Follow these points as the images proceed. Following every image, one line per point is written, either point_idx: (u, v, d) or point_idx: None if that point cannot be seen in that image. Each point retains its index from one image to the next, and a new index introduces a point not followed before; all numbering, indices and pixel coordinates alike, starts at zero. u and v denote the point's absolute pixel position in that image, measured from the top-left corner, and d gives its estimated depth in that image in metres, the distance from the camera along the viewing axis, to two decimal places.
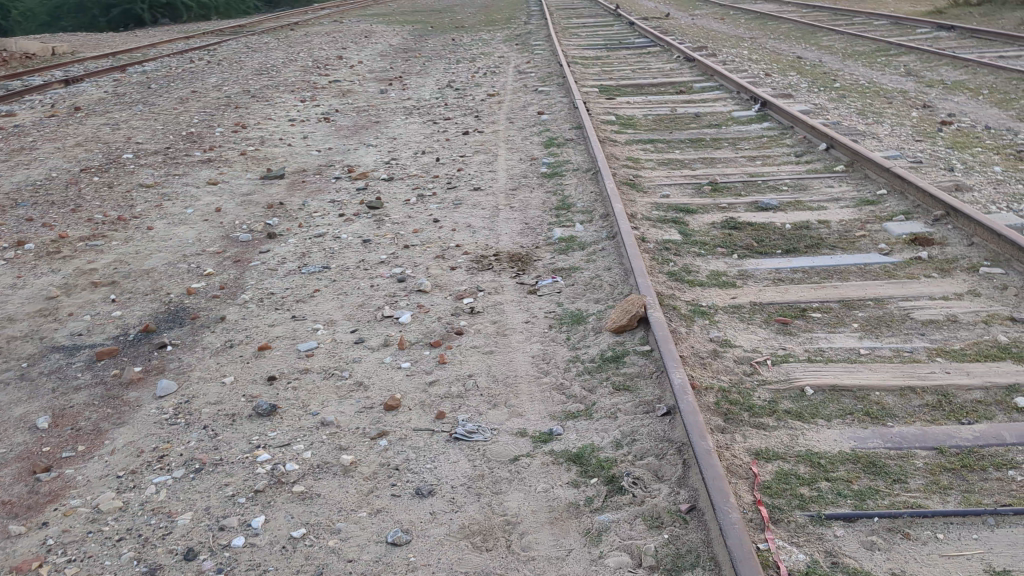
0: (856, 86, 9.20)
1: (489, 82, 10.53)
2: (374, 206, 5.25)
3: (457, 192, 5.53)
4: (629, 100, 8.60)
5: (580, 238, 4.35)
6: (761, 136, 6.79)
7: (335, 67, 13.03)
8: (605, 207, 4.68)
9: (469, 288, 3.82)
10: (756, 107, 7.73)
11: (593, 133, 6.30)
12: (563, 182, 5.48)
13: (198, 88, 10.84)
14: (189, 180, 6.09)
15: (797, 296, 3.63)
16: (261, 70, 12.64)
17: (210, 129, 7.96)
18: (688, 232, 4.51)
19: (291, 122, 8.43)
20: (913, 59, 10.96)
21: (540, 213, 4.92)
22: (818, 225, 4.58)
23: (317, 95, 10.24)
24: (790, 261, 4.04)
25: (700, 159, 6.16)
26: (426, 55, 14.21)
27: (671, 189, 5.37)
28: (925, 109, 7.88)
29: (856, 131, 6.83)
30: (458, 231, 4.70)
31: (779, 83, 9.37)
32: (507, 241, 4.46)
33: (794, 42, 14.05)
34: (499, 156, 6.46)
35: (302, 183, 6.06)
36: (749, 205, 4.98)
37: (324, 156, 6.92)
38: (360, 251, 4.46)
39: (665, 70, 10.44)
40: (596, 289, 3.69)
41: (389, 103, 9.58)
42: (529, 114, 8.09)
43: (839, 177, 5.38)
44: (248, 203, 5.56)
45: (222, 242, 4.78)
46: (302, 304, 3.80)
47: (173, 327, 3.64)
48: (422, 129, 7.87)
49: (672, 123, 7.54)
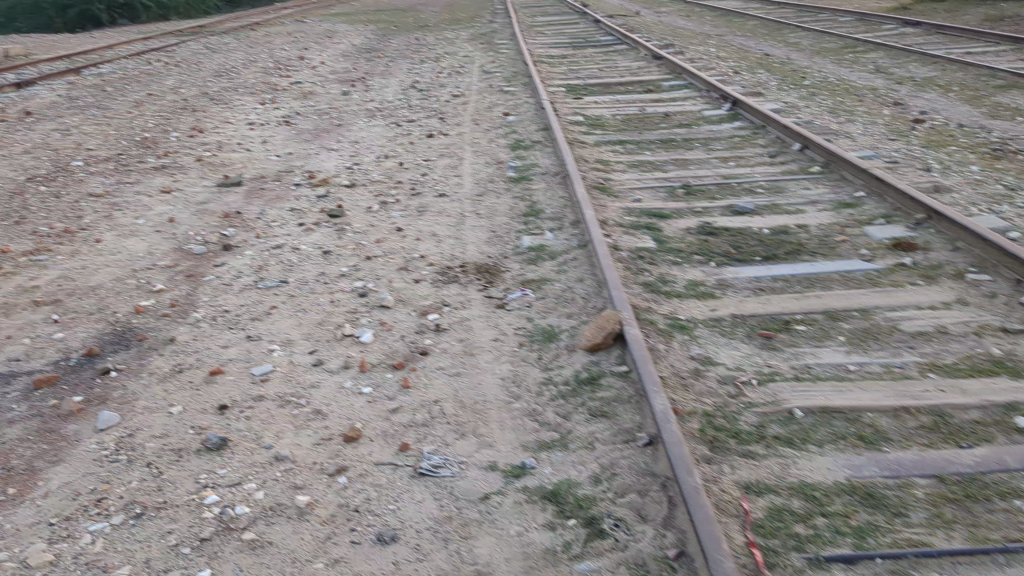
0: (826, 83, 9.10)
1: (454, 82, 10.32)
2: (335, 214, 5.03)
3: (422, 198, 5.32)
4: (596, 100, 8.43)
5: (551, 247, 4.16)
6: (733, 136, 6.64)
7: (297, 67, 12.75)
8: (577, 213, 4.49)
9: (435, 302, 3.62)
10: (727, 106, 7.59)
11: (562, 135, 6.11)
12: (532, 186, 5.30)
13: (154, 91, 10.52)
14: (142, 189, 5.83)
15: (778, 307, 3.47)
16: (220, 72, 12.34)
17: (166, 134, 7.68)
18: (662, 238, 4.34)
19: (250, 126, 8.17)
20: (881, 56, 10.90)
21: (508, 220, 4.73)
22: (796, 230, 4.42)
23: (277, 97, 9.98)
24: (770, 269, 3.88)
25: (671, 160, 6.00)
26: (390, 55, 13.96)
27: (643, 193, 5.20)
28: (897, 106, 7.78)
29: (829, 130, 6.70)
30: (423, 240, 4.49)
31: (749, 80, 9.25)
32: (474, 251, 4.26)
33: (761, 39, 13.95)
34: (464, 159, 6.26)
35: (261, 190, 5.82)
36: (724, 209, 4.82)
37: (284, 161, 6.67)
38: (319, 264, 4.24)
39: (632, 68, 10.29)
40: (568, 302, 3.50)
41: (352, 104, 9.34)
42: (495, 115, 7.89)
43: (815, 178, 5.24)
44: (203, 213, 5.31)
45: (175, 255, 4.53)
46: (258, 322, 3.57)
47: (118, 350, 3.39)
48: (385, 131, 7.65)
49: (642, 123, 7.37)
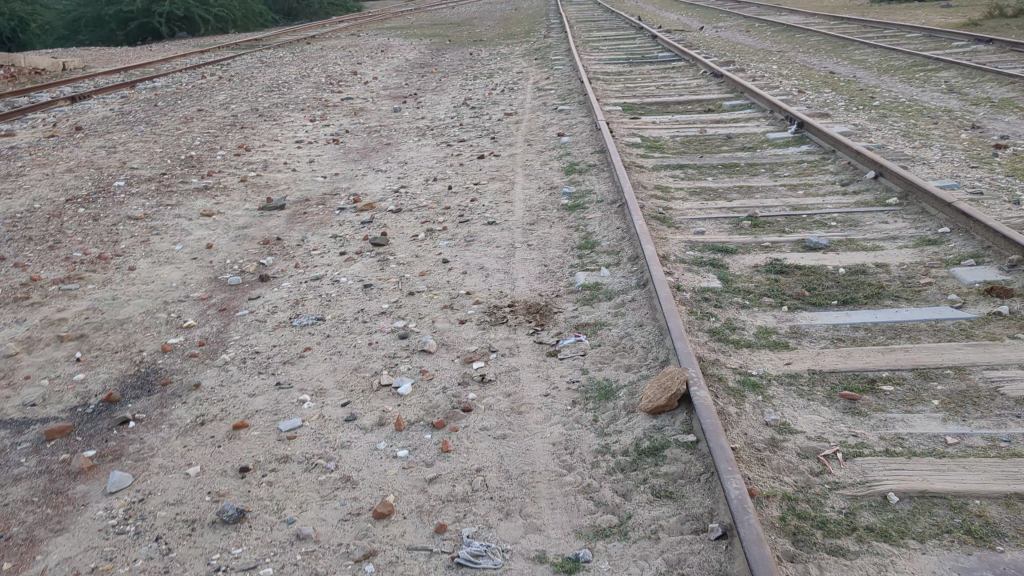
0: (897, 104, 8.68)
1: (507, 100, 10.08)
2: (378, 243, 4.77)
3: (470, 226, 5.05)
4: (654, 120, 8.11)
5: (607, 285, 3.85)
6: (800, 162, 6.27)
7: (349, 83, 12.61)
8: (635, 247, 4.17)
9: (481, 347, 3.33)
10: (793, 128, 7.22)
11: (618, 160, 5.80)
12: (586, 215, 4.99)
13: (205, 107, 10.42)
14: (182, 211, 5.64)
15: (862, 363, 3.11)
16: (273, 87, 12.26)
17: (211, 152, 7.52)
18: (728, 276, 4.00)
19: (298, 145, 7.98)
20: (954, 74, 10.43)
21: (560, 253, 4.42)
22: (875, 269, 4.06)
23: (327, 114, 9.81)
24: (850, 316, 3.53)
25: (735, 188, 5.66)
26: (443, 70, 13.78)
27: (706, 224, 4.86)
28: (974, 130, 7.35)
29: (904, 156, 6.30)
30: (470, 274, 4.21)
31: (815, 101, 8.86)
32: (524, 288, 3.97)
33: (825, 55, 13.51)
34: (516, 184, 5.98)
35: (303, 214, 5.60)
36: (794, 244, 4.47)
37: (329, 183, 6.45)
38: (358, 299, 3.98)
39: (691, 86, 9.95)
40: (626, 352, 3.18)
41: (402, 122, 9.14)
42: (548, 136, 7.61)
43: (893, 211, 4.86)
44: (242, 239, 5.09)
45: (209, 286, 4.31)
46: (290, 366, 3.31)
47: (139, 396, 3.15)
48: (434, 152, 7.40)
49: (702, 145, 7.04)
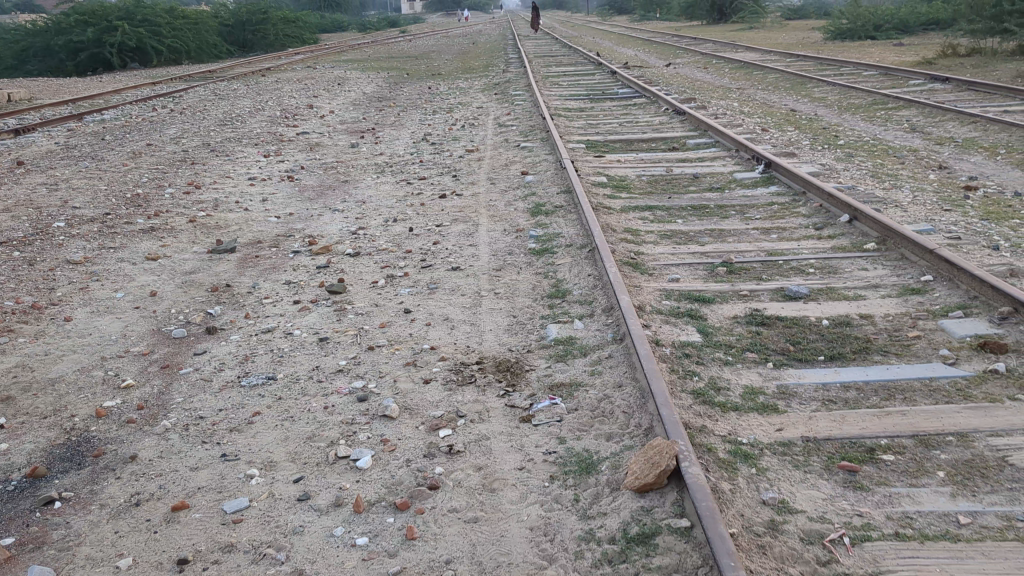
0: (861, 143, 8.62)
1: (468, 136, 9.88)
2: (335, 290, 4.50)
3: (433, 271, 4.79)
4: (619, 158, 7.94)
5: (580, 340, 3.61)
6: (771, 204, 6.11)
7: (305, 117, 12.32)
8: (609, 297, 3.95)
9: (448, 410, 3.07)
10: (760, 168, 7.09)
11: (586, 201, 5.59)
12: (555, 260, 4.76)
13: (155, 141, 10.08)
14: (125, 255, 5.31)
15: (859, 429, 2.90)
16: (227, 120, 11.95)
17: (159, 190, 7.19)
18: (708, 329, 3.79)
19: (251, 182, 7.68)
20: (915, 113, 10.44)
21: (529, 302, 4.18)
22: (860, 322, 3.88)
23: (282, 150, 9.53)
24: (840, 375, 3.32)
25: (706, 231, 5.47)
26: (401, 105, 13.55)
27: (680, 270, 4.66)
28: (942, 171, 7.28)
29: (875, 198, 6.18)
30: (434, 326, 3.95)
31: (779, 139, 8.77)
32: (492, 341, 3.72)
33: (784, 92, 13.52)
34: (480, 225, 5.74)
35: (256, 257, 5.30)
36: (773, 292, 4.28)
37: (284, 224, 6.16)
38: (313, 355, 3.70)
39: (654, 123, 9.84)
40: (606, 418, 2.93)
41: (360, 158, 8.88)
42: (511, 174, 7.39)
43: (873, 258, 4.70)
44: (188, 286, 4.78)
45: (152, 340, 4.00)
46: (237, 434, 3.02)
47: (68, 470, 2.84)
48: (394, 190, 7.15)
49: (669, 185, 6.87)
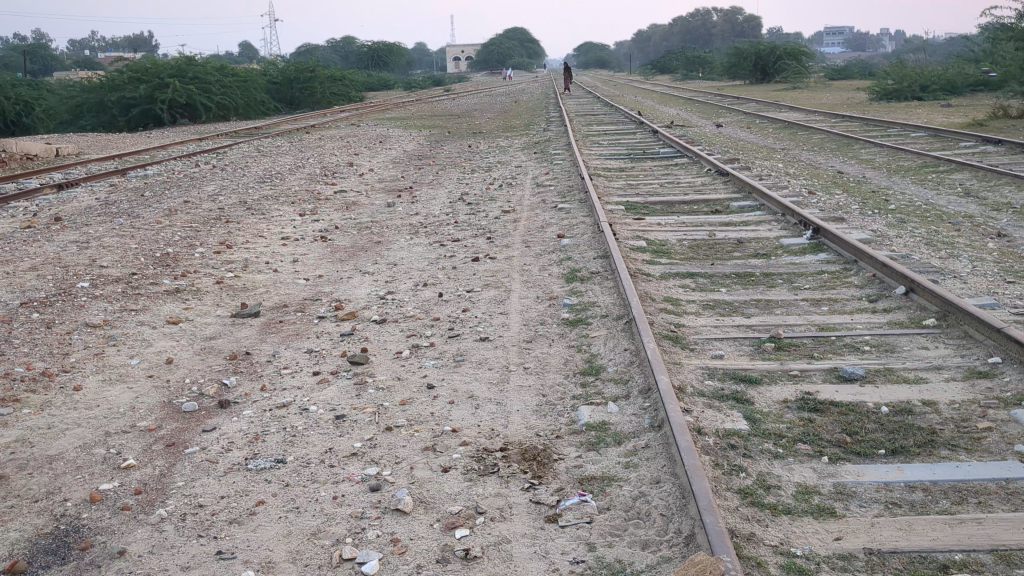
0: (913, 208, 8.29)
1: (506, 196, 9.70)
2: (356, 361, 4.26)
3: (462, 341, 4.55)
4: (659, 221, 7.68)
5: (615, 425, 3.33)
6: (820, 272, 5.80)
7: (344, 175, 12.23)
8: (646, 376, 3.67)
9: (467, 506, 2.80)
10: (808, 234, 6.80)
11: (624, 268, 5.33)
12: (590, 331, 4.50)
13: (192, 198, 10.03)
14: (146, 319, 5.12)
15: (928, 540, 2.59)
16: (265, 177, 11.90)
17: (190, 249, 7.05)
18: (755, 414, 3.49)
19: (284, 242, 7.52)
20: (968, 176, 10.10)
21: (561, 378, 3.91)
22: (923, 410, 3.56)
23: (318, 208, 9.40)
24: (903, 474, 3.01)
25: (752, 301, 5.18)
26: (441, 163, 13.44)
27: (724, 345, 4.37)
28: (1000, 239, 6.93)
29: (931, 268, 5.86)
30: (459, 403, 3.69)
31: (827, 203, 8.47)
32: (521, 422, 3.45)
33: (830, 154, 13.22)
34: (513, 291, 5.50)
35: (280, 322, 5.09)
36: (826, 373, 3.97)
37: (312, 286, 5.96)
38: (327, 435, 3.44)
39: (696, 184, 9.59)
40: (642, 523, 2.64)
41: (395, 218, 8.72)
42: (548, 237, 7.16)
43: (933, 335, 4.38)
44: (206, 352, 4.57)
45: (160, 413, 3.77)
46: (236, 527, 2.76)
47: (50, 566, 2.59)
48: (427, 251, 6.95)
49: (712, 250, 6.60)
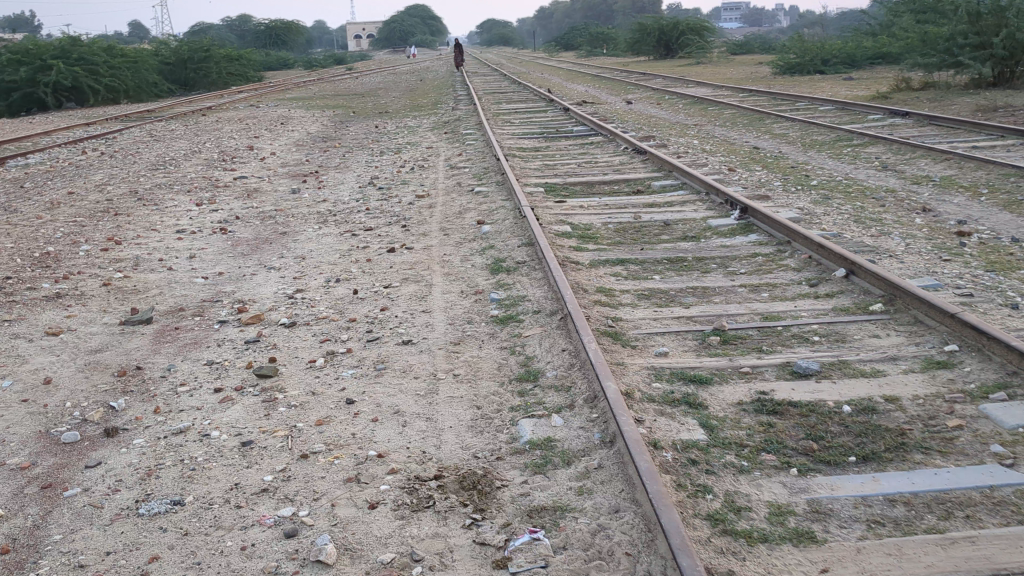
0: (836, 183, 8.17)
1: (418, 179, 9.26)
2: (264, 374, 3.81)
3: (381, 345, 4.13)
4: (581, 204, 7.35)
5: (561, 442, 2.96)
6: (754, 255, 5.55)
7: (244, 160, 11.58)
8: (591, 384, 3.32)
9: (401, 553, 2.40)
10: (735, 214, 6.56)
11: (552, 258, 4.97)
12: (522, 330, 4.13)
13: (77, 188, 9.29)
14: (20, 330, 4.54)
15: (923, 566, 2.31)
16: (158, 164, 11.16)
17: (74, 247, 6.41)
18: (711, 421, 3.18)
19: (179, 235, 6.94)
20: (883, 150, 10.06)
21: (496, 386, 3.53)
22: (888, 408, 3.30)
23: (217, 197, 8.79)
24: (881, 486, 2.74)
25: (688, 289, 4.89)
26: (346, 146, 12.89)
27: (666, 340, 4.05)
28: (926, 214, 6.81)
29: (866, 247, 5.66)
30: (383, 421, 3.28)
31: (749, 180, 8.28)
32: (455, 442, 3.06)
33: (742, 129, 13.12)
34: (434, 285, 5.10)
35: (175, 329, 4.58)
36: (779, 368, 3.69)
37: (211, 285, 5.44)
38: (234, 467, 3.00)
39: (614, 163, 9.31)
40: (605, 566, 2.28)
41: (301, 206, 8.20)
42: (467, 223, 6.76)
43: (883, 322, 4.16)
44: (91, 368, 4.04)
45: (35, 445, 3.25)
46: None
47: None
48: (337, 242, 6.48)
49: (639, 233, 6.30)
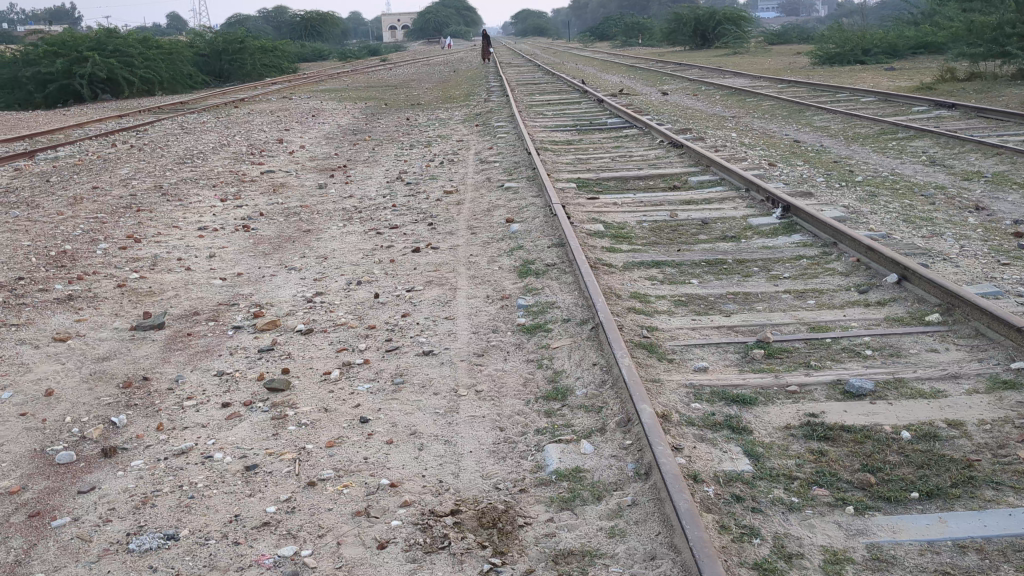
0: (882, 179, 7.81)
1: (447, 174, 9.02)
2: (274, 388, 3.58)
3: (400, 356, 3.88)
4: (614, 200, 7.07)
5: (591, 474, 2.70)
6: (798, 257, 5.24)
7: (272, 153, 11.39)
8: (624, 406, 3.06)
9: None
10: (777, 212, 6.24)
11: (583, 262, 4.69)
12: (551, 340, 3.87)
13: (103, 183, 9.14)
14: (28, 336, 4.35)
15: None
16: (186, 158, 11.02)
17: (92, 246, 6.24)
18: (757, 450, 2.90)
19: (200, 233, 6.75)
20: (930, 143, 9.66)
21: (521, 404, 3.27)
22: (952, 434, 3.00)
23: (241, 192, 8.61)
24: (948, 529, 2.44)
25: (728, 295, 4.59)
26: (377, 139, 12.68)
27: (706, 353, 3.77)
28: (980, 213, 6.45)
29: (918, 249, 5.32)
30: (399, 444, 3.03)
31: (791, 176, 7.93)
32: (475, 470, 2.81)
33: (781, 121, 12.72)
34: (460, 289, 4.84)
35: (188, 335, 4.37)
36: (829, 388, 3.40)
37: (229, 287, 5.23)
38: (235, 495, 2.77)
39: (650, 157, 9.00)
40: None
41: (327, 202, 7.99)
42: (495, 221, 6.50)
43: (941, 335, 3.84)
44: (96, 379, 3.83)
45: (27, 466, 3.03)
46: None
47: None
48: (360, 241, 6.25)
49: (675, 232, 6.01)
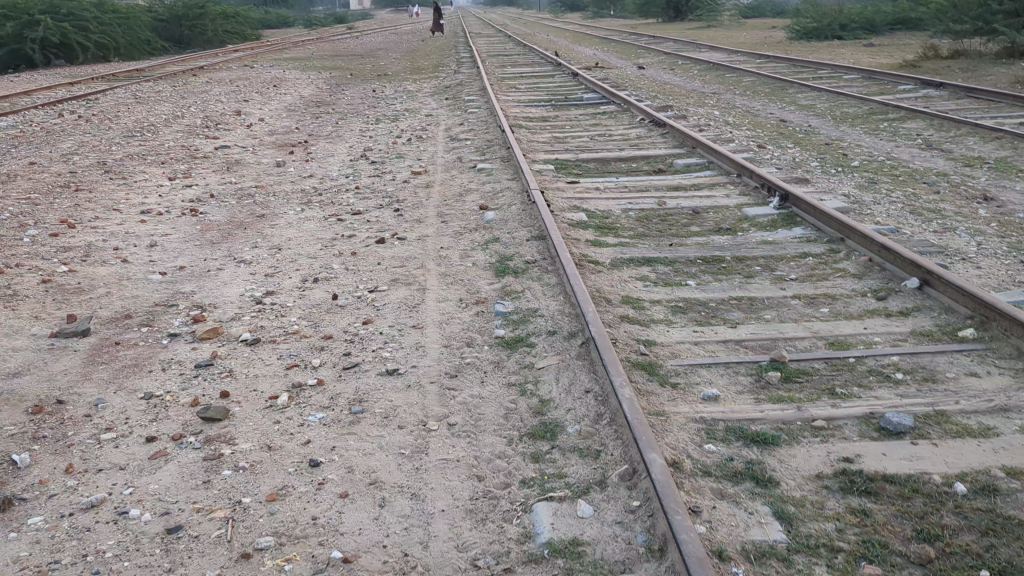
0: (879, 164, 7.35)
1: (414, 152, 8.44)
2: (211, 418, 3.04)
3: (361, 376, 3.34)
4: (596, 185, 6.55)
5: (593, 552, 2.19)
6: (803, 255, 4.75)
7: (228, 127, 10.72)
8: (627, 454, 2.55)
9: None
10: (774, 201, 5.73)
11: (568, 263, 4.16)
12: (534, 360, 3.35)
13: (42, 157, 8.46)
14: None
15: None
16: (135, 130, 10.33)
17: (18, 232, 5.60)
18: (789, 511, 2.40)
19: (143, 218, 6.13)
20: (922, 125, 9.21)
21: (502, 445, 2.75)
22: (1014, 486, 2.52)
23: (192, 169, 7.98)
24: None
25: (731, 300, 4.09)
26: (341, 111, 12.03)
27: (714, 376, 3.26)
28: (989, 203, 6.01)
29: (934, 248, 4.84)
30: (356, 500, 2.50)
31: (782, 159, 7.45)
32: (448, 539, 2.30)
33: (764, 99, 12.23)
34: (429, 290, 4.31)
35: (115, 345, 3.79)
36: (861, 422, 2.91)
37: (168, 284, 4.65)
38: (151, 571, 2.23)
39: (631, 137, 8.48)
40: None
41: (284, 181, 7.39)
42: (468, 209, 5.95)
43: (978, 354, 3.37)
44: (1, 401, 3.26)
45: None
46: None
47: None
48: (319, 229, 5.68)
49: (664, 223, 5.50)
